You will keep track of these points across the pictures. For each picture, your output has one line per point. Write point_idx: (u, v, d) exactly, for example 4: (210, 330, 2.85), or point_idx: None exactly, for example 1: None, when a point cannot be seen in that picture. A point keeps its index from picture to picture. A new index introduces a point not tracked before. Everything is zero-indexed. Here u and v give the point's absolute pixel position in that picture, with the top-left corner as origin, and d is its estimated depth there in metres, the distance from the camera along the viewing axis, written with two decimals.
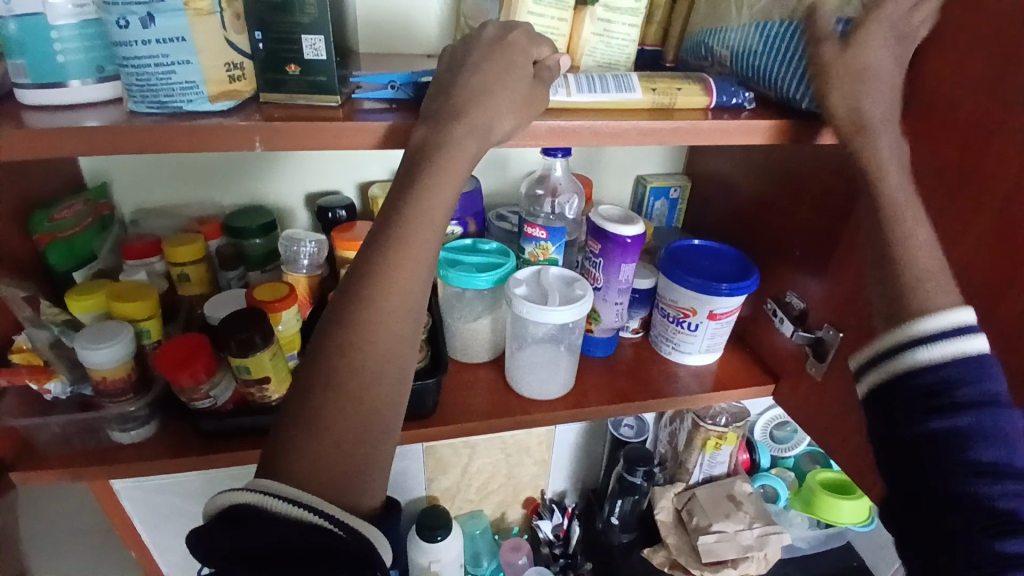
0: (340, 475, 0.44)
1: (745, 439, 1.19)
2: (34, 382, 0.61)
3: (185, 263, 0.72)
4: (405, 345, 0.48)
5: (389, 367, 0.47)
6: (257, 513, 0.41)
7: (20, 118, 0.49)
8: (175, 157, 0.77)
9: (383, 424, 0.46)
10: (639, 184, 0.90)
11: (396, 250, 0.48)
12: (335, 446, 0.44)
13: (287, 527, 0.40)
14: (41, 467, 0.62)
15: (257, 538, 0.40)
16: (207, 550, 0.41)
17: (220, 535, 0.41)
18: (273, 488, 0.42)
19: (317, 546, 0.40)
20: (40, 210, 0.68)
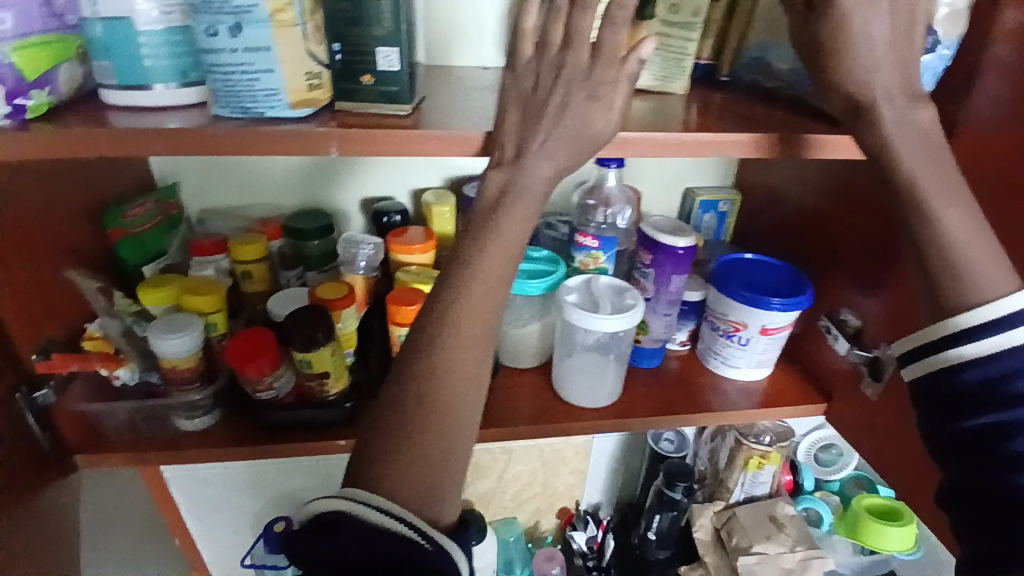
0: (415, 475, 0.45)
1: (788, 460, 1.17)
2: (105, 369, 0.63)
3: (249, 262, 0.75)
4: (478, 348, 0.49)
5: (452, 374, 0.47)
6: (349, 521, 0.41)
7: (107, 119, 0.52)
8: (243, 160, 0.81)
9: (460, 423, 0.47)
10: (688, 197, 0.89)
11: (465, 253, 0.50)
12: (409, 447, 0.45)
13: (379, 537, 0.41)
14: (109, 450, 0.65)
15: (351, 548, 0.40)
16: (297, 557, 0.42)
17: (311, 542, 0.41)
18: (367, 498, 0.43)
19: (404, 558, 0.40)
20: (112, 209, 0.72)
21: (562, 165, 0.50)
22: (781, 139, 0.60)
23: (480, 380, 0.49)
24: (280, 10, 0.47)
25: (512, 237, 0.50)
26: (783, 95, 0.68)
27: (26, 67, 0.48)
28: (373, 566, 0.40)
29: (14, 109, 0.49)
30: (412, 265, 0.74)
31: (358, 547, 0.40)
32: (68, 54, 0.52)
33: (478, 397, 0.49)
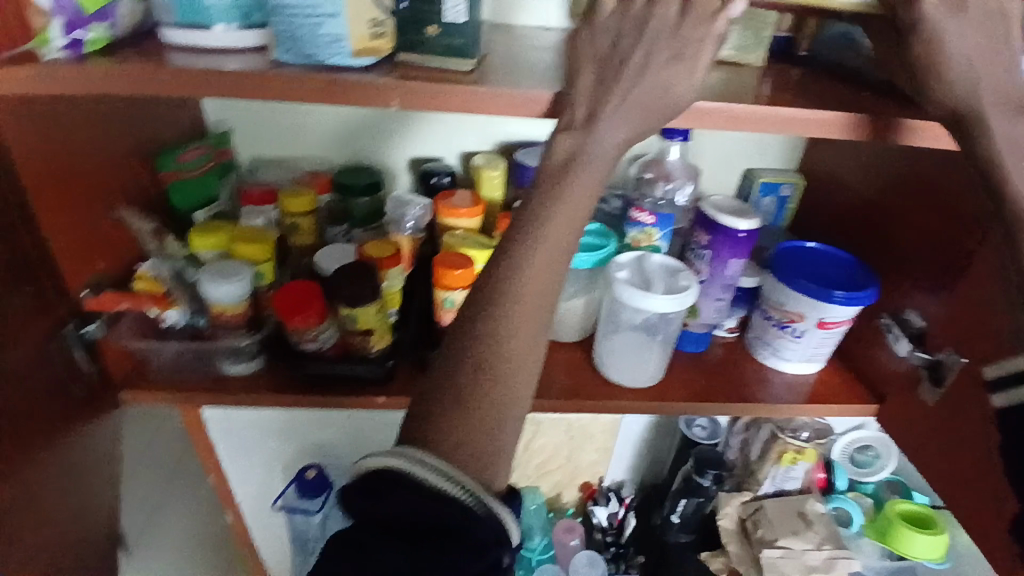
0: (463, 440, 0.43)
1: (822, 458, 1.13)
2: (156, 309, 0.64)
3: (298, 215, 0.74)
4: (535, 317, 0.47)
5: (506, 346, 0.46)
6: (403, 480, 0.40)
7: (165, 56, 0.51)
8: (296, 108, 0.80)
9: (512, 393, 0.46)
10: (747, 178, 0.83)
11: (526, 220, 0.48)
12: (460, 412, 0.44)
13: (433, 501, 0.39)
14: (151, 388, 0.66)
15: (403, 508, 0.39)
16: (351, 508, 0.40)
17: (366, 496, 0.40)
18: (422, 460, 0.41)
19: (461, 524, 0.39)
20: (167, 151, 0.71)
21: (635, 130, 0.48)
22: (867, 121, 0.55)
23: (534, 352, 0.48)
24: None
25: (576, 206, 0.48)
26: (868, 74, 0.62)
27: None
28: (427, 527, 0.38)
29: (72, 42, 0.49)
30: (458, 229, 0.73)
31: (410, 508, 0.39)
32: None
33: (534, 369, 0.48)
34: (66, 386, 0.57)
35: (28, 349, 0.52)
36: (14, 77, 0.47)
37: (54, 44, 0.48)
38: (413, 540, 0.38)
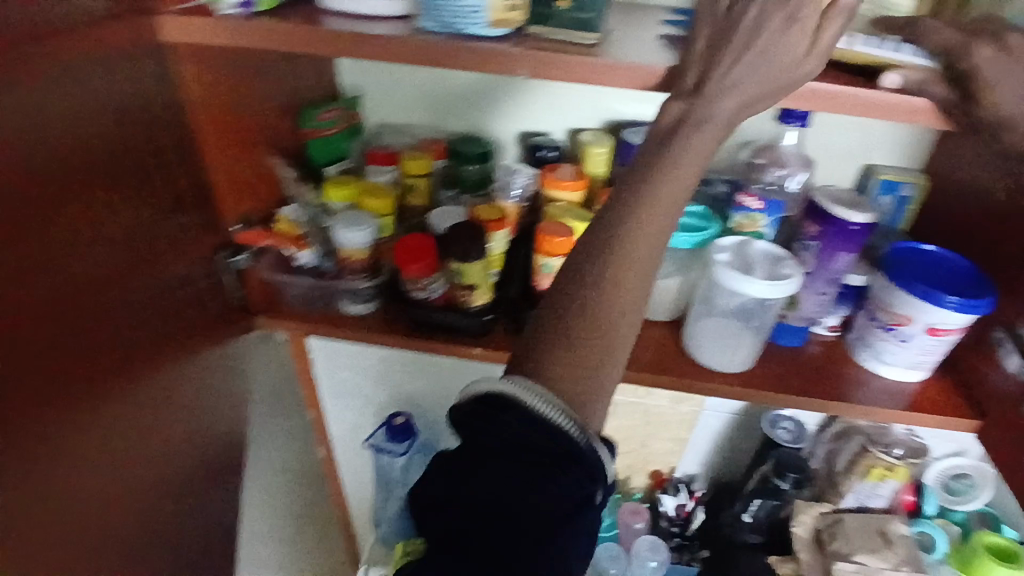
0: (570, 381, 0.46)
1: (912, 479, 1.07)
2: (294, 249, 0.72)
3: (415, 177, 0.79)
4: (640, 271, 0.49)
5: (613, 299, 0.47)
6: (521, 408, 0.43)
7: (323, 19, 0.56)
8: (420, 73, 0.83)
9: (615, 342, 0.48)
10: (868, 175, 0.79)
11: (642, 177, 0.49)
12: (567, 353, 0.46)
13: (547, 431, 0.43)
14: (285, 316, 0.76)
15: (520, 434, 0.43)
16: (465, 425, 0.45)
17: (479, 415, 0.44)
18: (539, 391, 0.44)
19: (565, 455, 0.42)
20: (309, 109, 0.78)
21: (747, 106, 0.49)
22: None
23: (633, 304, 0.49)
24: None
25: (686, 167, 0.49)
26: None
27: None
28: (533, 452, 0.42)
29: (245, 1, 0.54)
30: (561, 202, 0.75)
31: (519, 434, 0.43)
32: None
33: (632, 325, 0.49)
34: (213, 304, 0.66)
35: (188, 265, 0.61)
36: (191, 26, 0.54)
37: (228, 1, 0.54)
38: (519, 462, 0.42)
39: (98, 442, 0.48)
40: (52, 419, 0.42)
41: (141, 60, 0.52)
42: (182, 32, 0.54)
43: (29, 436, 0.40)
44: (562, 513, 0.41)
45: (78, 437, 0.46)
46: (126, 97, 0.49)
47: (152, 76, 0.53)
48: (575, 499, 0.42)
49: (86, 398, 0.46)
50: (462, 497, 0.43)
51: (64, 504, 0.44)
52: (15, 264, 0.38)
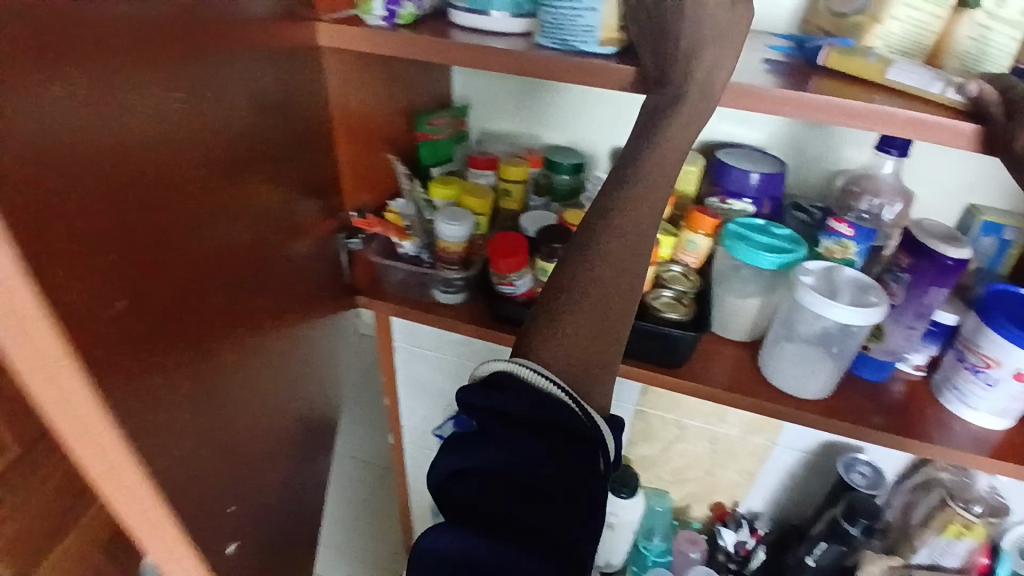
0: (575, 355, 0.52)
1: (989, 540, 0.99)
2: (397, 238, 0.79)
3: (512, 182, 0.85)
4: (633, 247, 0.54)
5: (611, 280, 0.54)
6: (515, 380, 0.49)
7: (451, 32, 0.62)
8: (518, 83, 0.88)
9: (619, 314, 0.54)
10: (970, 213, 0.76)
11: (625, 173, 0.56)
12: (573, 328, 0.52)
13: (540, 398, 0.48)
14: (382, 298, 0.83)
15: (516, 402, 0.48)
16: (472, 405, 0.50)
17: (483, 393, 0.50)
18: (531, 364, 0.50)
19: (563, 423, 0.47)
20: (423, 114, 0.85)
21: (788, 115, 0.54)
22: None
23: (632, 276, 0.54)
24: None
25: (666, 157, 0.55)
26: None
27: None
28: (534, 421, 0.47)
29: (389, 14, 0.62)
30: None
31: (519, 406, 0.48)
32: None
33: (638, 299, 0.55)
34: (330, 279, 0.74)
35: (313, 242, 0.68)
36: (343, 33, 0.62)
37: (376, 13, 0.62)
38: (522, 431, 0.47)
39: (258, 381, 0.54)
40: (227, 357, 0.48)
41: (304, 60, 0.60)
42: (335, 37, 0.62)
43: (215, 367, 0.46)
44: (563, 468, 0.46)
45: (244, 378, 0.51)
46: (288, 88, 0.57)
47: (309, 74, 0.62)
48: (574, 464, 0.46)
49: (251, 333, 0.53)
50: (473, 465, 0.49)
51: (236, 437, 0.50)
52: (216, 203, 0.46)
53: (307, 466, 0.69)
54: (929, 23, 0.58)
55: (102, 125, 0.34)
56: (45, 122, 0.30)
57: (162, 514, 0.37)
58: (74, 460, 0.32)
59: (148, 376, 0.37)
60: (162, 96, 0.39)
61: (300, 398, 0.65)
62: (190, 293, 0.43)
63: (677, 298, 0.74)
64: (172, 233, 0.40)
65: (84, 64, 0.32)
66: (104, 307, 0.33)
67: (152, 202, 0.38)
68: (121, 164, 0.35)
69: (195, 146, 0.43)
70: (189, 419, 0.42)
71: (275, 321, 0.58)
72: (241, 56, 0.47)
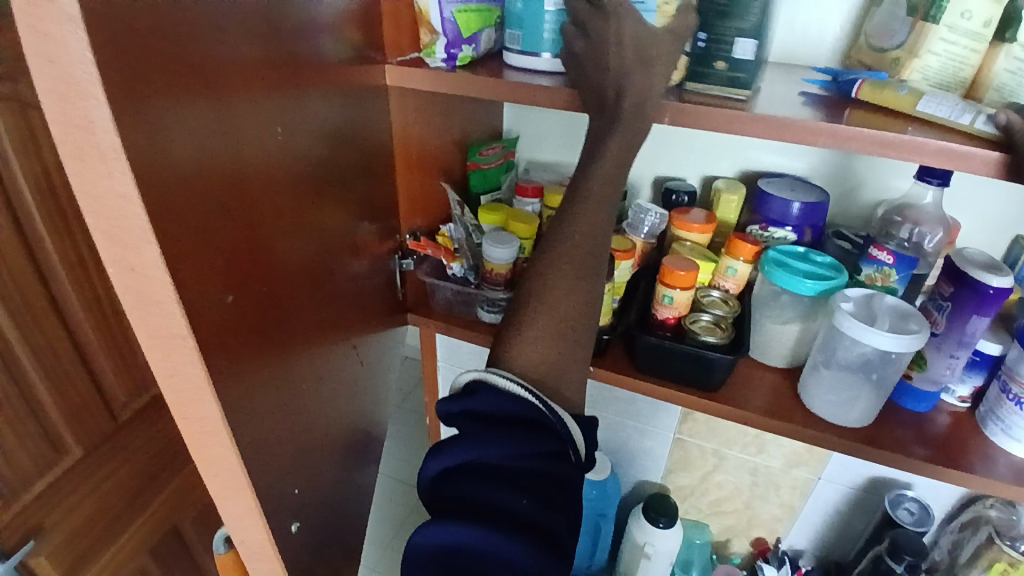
0: (548, 360, 0.58)
1: None
2: (445, 259, 0.83)
3: (555, 209, 0.87)
4: (586, 263, 0.61)
5: (579, 289, 0.61)
6: (485, 386, 0.53)
7: (504, 73, 0.67)
8: (561, 118, 0.93)
9: (576, 323, 0.60)
10: (1016, 244, 0.75)
11: (569, 196, 0.62)
12: (536, 336, 0.59)
13: (509, 399, 0.52)
14: (431, 316, 0.88)
15: (486, 404, 0.52)
16: (449, 412, 0.54)
17: (456, 401, 0.54)
18: (503, 371, 0.56)
19: (532, 419, 0.51)
20: (475, 145, 0.90)
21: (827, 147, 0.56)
22: None
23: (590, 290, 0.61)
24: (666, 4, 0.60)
25: (610, 182, 0.61)
26: None
27: (463, 25, 0.66)
28: (506, 420, 0.51)
29: (449, 57, 0.68)
30: (687, 242, 0.80)
31: (488, 406, 0.52)
32: (490, 22, 0.70)
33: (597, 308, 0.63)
34: (385, 296, 0.79)
35: (370, 261, 0.74)
36: (407, 73, 0.68)
37: (437, 56, 0.68)
38: (493, 429, 0.51)
39: (322, 382, 0.59)
40: (298, 355, 0.54)
41: (371, 97, 0.66)
42: (400, 78, 0.69)
43: (290, 361, 0.52)
44: (540, 463, 0.50)
45: (309, 377, 0.56)
46: (355, 122, 0.63)
47: (375, 110, 0.68)
48: (547, 456, 0.50)
49: (318, 332, 0.58)
50: (454, 466, 0.51)
51: (301, 438, 0.55)
52: (300, 210, 0.53)
53: (356, 476, 0.73)
54: (967, 57, 0.58)
55: (219, 143, 0.40)
56: (180, 142, 0.36)
57: (247, 493, 0.42)
58: (181, 429, 0.38)
59: (241, 357, 0.43)
60: (261, 125, 0.45)
61: (354, 406, 0.69)
62: (274, 289, 0.49)
63: (715, 322, 0.75)
64: (263, 243, 0.47)
65: (206, 96, 0.38)
66: (210, 299, 0.39)
67: (253, 208, 0.45)
68: (232, 175, 0.42)
69: (285, 162, 0.49)
70: (266, 406, 0.47)
71: (338, 325, 0.64)
72: (321, 94, 0.54)
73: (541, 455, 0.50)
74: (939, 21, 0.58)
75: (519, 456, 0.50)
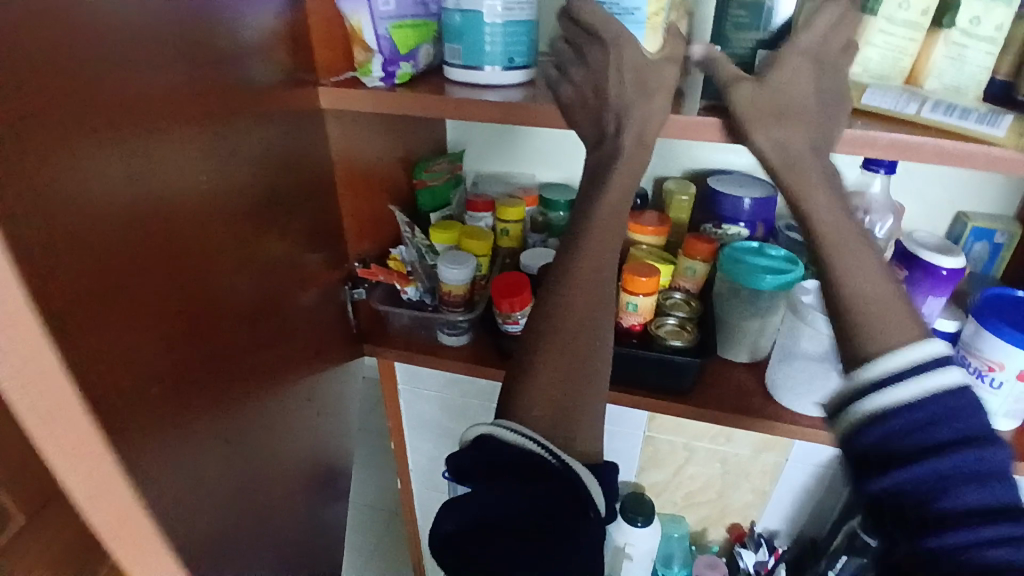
0: (555, 393, 0.57)
1: None
2: (399, 283, 0.79)
3: (509, 222, 0.84)
4: (594, 294, 0.59)
5: (585, 321, 0.59)
6: (493, 441, 0.52)
7: (446, 88, 0.64)
8: (506, 127, 0.91)
9: (582, 357, 0.58)
10: (958, 221, 0.78)
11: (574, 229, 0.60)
12: (542, 381, 0.57)
13: (517, 452, 0.51)
14: (388, 344, 0.83)
15: (492, 459, 0.51)
16: (459, 467, 0.53)
17: (468, 456, 0.53)
18: (514, 424, 0.54)
19: (541, 472, 0.50)
20: (420, 163, 0.87)
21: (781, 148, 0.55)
22: None
23: (592, 321, 0.59)
24: (655, 14, 0.57)
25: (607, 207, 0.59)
26: None
27: (400, 41, 0.63)
28: (514, 475, 0.50)
29: (387, 74, 0.64)
30: (643, 245, 0.79)
31: (496, 461, 0.51)
32: (428, 36, 0.67)
33: (606, 341, 0.60)
34: (338, 330, 0.75)
35: (324, 295, 0.70)
36: (341, 95, 0.64)
37: (374, 75, 0.64)
38: (500, 485, 0.50)
39: (279, 432, 0.56)
40: (252, 407, 0.51)
41: (306, 122, 0.62)
42: (335, 101, 0.65)
43: (240, 417, 0.49)
44: (550, 518, 0.49)
45: (265, 428, 0.54)
46: (291, 150, 0.59)
47: (311, 137, 0.64)
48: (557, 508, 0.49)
49: (271, 380, 0.55)
50: (464, 527, 0.51)
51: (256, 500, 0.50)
52: (246, 249, 0.50)
53: (321, 520, 0.68)
54: (906, 48, 0.56)
55: (149, 192, 0.37)
56: (80, 215, 0.31)
57: None
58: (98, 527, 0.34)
59: (175, 422, 0.40)
60: (199, 166, 0.43)
61: (314, 449, 0.65)
62: (219, 339, 0.46)
63: (680, 325, 0.74)
64: (203, 300, 0.44)
65: (113, 154, 0.34)
66: (143, 371, 0.37)
67: (190, 256, 0.42)
68: (165, 222, 0.39)
69: (227, 198, 0.47)
70: (216, 466, 0.45)
71: (295, 366, 0.61)
72: (247, 125, 0.50)
73: (551, 512, 0.49)
74: (876, 12, 0.56)
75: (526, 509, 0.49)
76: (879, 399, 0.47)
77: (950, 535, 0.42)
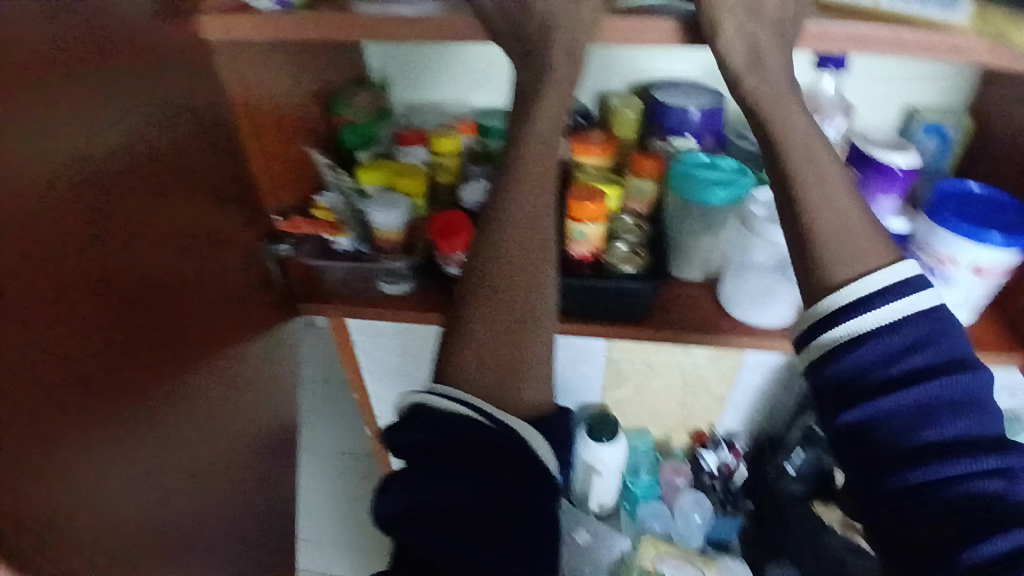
0: (503, 338, 0.53)
1: None
2: (329, 234, 0.72)
3: (445, 155, 0.78)
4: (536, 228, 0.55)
5: (528, 259, 0.55)
6: (429, 413, 0.50)
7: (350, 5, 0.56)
8: (431, 49, 0.83)
9: (525, 297, 0.55)
10: (910, 118, 0.77)
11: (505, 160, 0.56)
12: (484, 330, 0.53)
13: (452, 424, 0.49)
14: (326, 300, 0.76)
15: (427, 432, 0.49)
16: (396, 443, 0.50)
17: (406, 430, 0.50)
18: (447, 391, 0.51)
19: (480, 441, 0.48)
20: (338, 97, 0.79)
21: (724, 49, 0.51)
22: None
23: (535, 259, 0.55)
24: None
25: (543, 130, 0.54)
26: None
27: None
28: (451, 446, 0.48)
29: None
30: (590, 168, 0.74)
31: (429, 435, 0.49)
32: None
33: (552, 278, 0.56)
34: (260, 291, 0.68)
35: (240, 259, 0.64)
36: (228, 23, 0.55)
37: None
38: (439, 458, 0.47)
39: (173, 421, 0.52)
40: (140, 396, 0.48)
41: (189, 58, 0.53)
42: (222, 29, 0.56)
43: (108, 411, 0.44)
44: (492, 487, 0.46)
45: (180, 403, 0.53)
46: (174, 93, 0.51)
47: (200, 75, 0.55)
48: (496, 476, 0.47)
49: (162, 368, 0.50)
50: (404, 508, 0.47)
51: None
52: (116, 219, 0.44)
53: None
54: None
55: None
56: None
57: None
58: None
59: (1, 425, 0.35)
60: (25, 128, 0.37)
61: None
62: (73, 327, 0.40)
63: (632, 250, 0.72)
64: (71, 290, 0.40)
65: None
66: None
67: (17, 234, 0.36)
68: None
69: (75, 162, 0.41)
70: (71, 470, 0.40)
71: (201, 346, 0.56)
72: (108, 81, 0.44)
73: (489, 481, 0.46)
74: None
75: (464, 483, 0.46)
76: (861, 323, 0.44)
77: (941, 468, 0.40)
